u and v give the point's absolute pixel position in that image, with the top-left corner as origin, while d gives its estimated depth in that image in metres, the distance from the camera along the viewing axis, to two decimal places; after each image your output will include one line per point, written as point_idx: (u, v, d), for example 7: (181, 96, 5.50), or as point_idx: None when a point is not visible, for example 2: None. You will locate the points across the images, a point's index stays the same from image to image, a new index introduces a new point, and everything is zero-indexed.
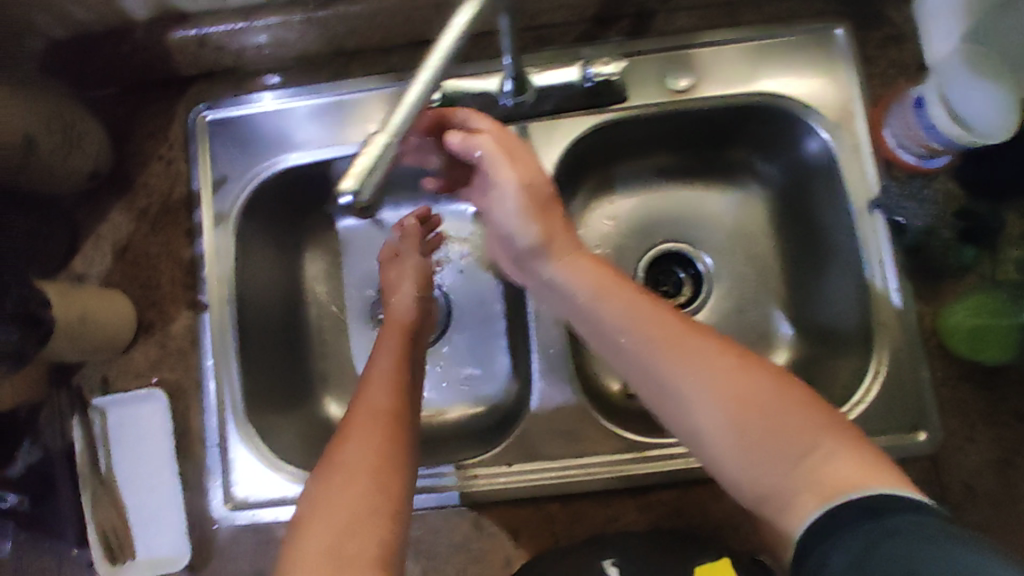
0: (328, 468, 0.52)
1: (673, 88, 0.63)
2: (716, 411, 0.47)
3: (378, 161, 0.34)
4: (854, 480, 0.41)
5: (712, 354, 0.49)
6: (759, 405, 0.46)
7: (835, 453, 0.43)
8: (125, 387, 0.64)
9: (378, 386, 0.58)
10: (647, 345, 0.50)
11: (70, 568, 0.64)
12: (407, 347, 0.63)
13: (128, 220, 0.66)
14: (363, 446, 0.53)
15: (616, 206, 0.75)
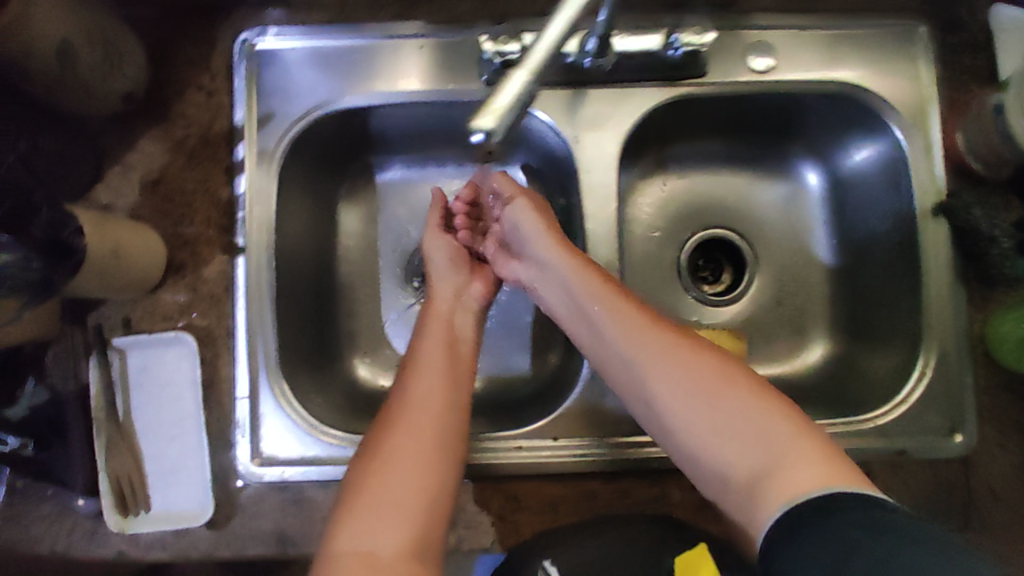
0: (367, 451, 0.53)
1: (755, 67, 0.62)
2: (693, 412, 0.50)
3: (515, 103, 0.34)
4: (820, 479, 0.44)
5: (692, 359, 0.52)
6: (728, 408, 0.49)
7: (804, 455, 0.46)
8: (150, 329, 0.60)
9: (418, 368, 0.57)
10: (628, 348, 0.54)
11: (73, 518, 0.60)
12: (451, 327, 0.61)
13: (161, 150, 0.62)
14: (397, 430, 0.53)
15: (667, 186, 0.74)
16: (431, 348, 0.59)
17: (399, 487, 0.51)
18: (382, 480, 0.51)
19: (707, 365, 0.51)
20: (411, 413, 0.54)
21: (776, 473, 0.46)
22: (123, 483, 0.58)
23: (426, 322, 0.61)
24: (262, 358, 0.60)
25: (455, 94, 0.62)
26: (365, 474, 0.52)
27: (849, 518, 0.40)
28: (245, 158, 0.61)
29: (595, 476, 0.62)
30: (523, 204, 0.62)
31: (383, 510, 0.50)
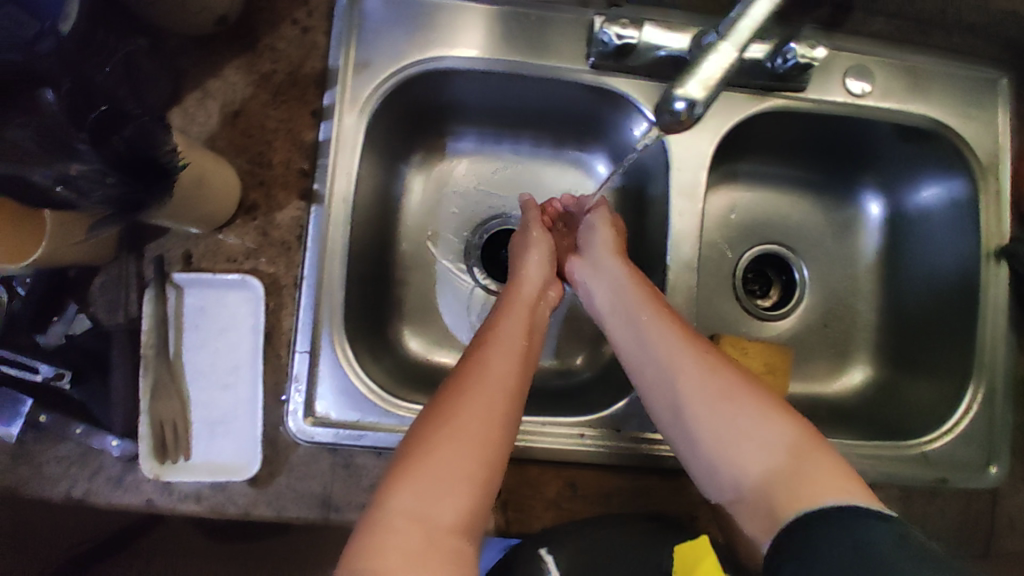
0: (434, 416, 0.48)
1: (850, 90, 0.63)
2: (714, 424, 0.49)
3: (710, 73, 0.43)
4: (833, 492, 0.44)
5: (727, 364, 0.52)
6: (746, 420, 0.48)
7: (817, 475, 0.45)
8: (213, 269, 0.56)
9: (500, 344, 0.54)
10: (664, 341, 0.53)
11: (98, 460, 0.54)
12: (532, 316, 0.59)
13: (245, 82, 0.58)
14: (476, 398, 0.49)
15: (736, 196, 0.73)
16: (514, 327, 0.56)
17: (469, 456, 0.46)
18: (452, 447, 0.46)
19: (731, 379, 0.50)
20: (494, 386, 0.50)
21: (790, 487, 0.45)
22: (167, 427, 0.54)
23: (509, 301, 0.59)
24: (327, 313, 0.56)
25: (558, 72, 0.61)
26: (427, 438, 0.47)
27: (850, 533, 0.41)
28: (335, 103, 0.58)
29: (655, 472, 0.60)
30: (602, 215, 0.64)
31: (445, 477, 0.45)
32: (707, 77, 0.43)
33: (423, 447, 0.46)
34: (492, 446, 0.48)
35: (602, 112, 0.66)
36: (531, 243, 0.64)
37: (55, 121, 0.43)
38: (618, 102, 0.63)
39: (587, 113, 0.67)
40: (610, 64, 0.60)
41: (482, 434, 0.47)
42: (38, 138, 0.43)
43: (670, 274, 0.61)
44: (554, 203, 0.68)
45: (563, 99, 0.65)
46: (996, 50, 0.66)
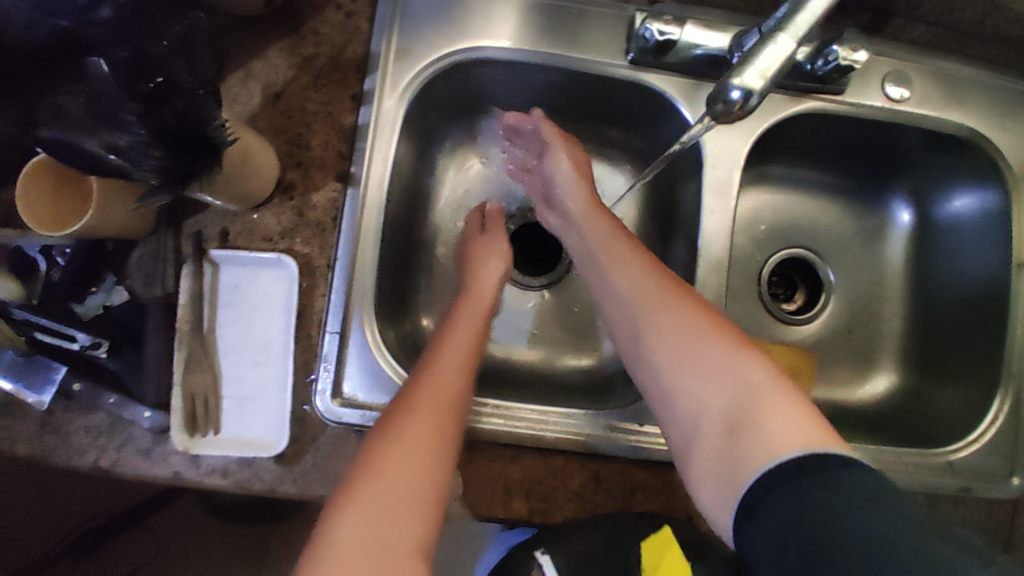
0: (380, 432, 0.46)
1: (888, 95, 0.63)
2: (679, 366, 0.47)
3: (769, 64, 0.43)
4: (793, 438, 0.40)
5: (692, 311, 0.49)
6: (711, 358, 0.46)
7: (786, 410, 0.41)
8: (248, 247, 0.57)
9: (444, 359, 0.52)
10: (635, 295, 0.52)
11: (127, 432, 0.55)
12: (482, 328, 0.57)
13: (288, 64, 0.59)
14: (425, 413, 0.47)
15: (764, 198, 0.73)
16: (466, 340, 0.55)
17: (414, 477, 0.44)
18: (400, 463, 0.44)
19: (699, 318, 0.48)
20: (445, 400, 0.48)
21: (757, 423, 0.42)
22: (197, 401, 0.55)
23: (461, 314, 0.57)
24: (358, 295, 0.57)
25: (595, 66, 0.61)
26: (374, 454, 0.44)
27: (827, 475, 0.37)
28: (375, 88, 0.58)
29: (678, 467, 0.59)
30: (561, 156, 0.62)
31: (391, 502, 0.42)
32: (764, 68, 0.43)
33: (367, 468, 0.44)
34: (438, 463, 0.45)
35: (636, 108, 0.66)
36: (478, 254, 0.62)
37: (105, 88, 0.44)
38: (654, 99, 0.63)
39: (621, 108, 0.67)
40: (648, 60, 0.61)
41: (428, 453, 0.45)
42: (94, 109, 0.44)
43: (700, 271, 0.61)
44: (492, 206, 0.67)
45: (598, 94, 0.65)
46: None
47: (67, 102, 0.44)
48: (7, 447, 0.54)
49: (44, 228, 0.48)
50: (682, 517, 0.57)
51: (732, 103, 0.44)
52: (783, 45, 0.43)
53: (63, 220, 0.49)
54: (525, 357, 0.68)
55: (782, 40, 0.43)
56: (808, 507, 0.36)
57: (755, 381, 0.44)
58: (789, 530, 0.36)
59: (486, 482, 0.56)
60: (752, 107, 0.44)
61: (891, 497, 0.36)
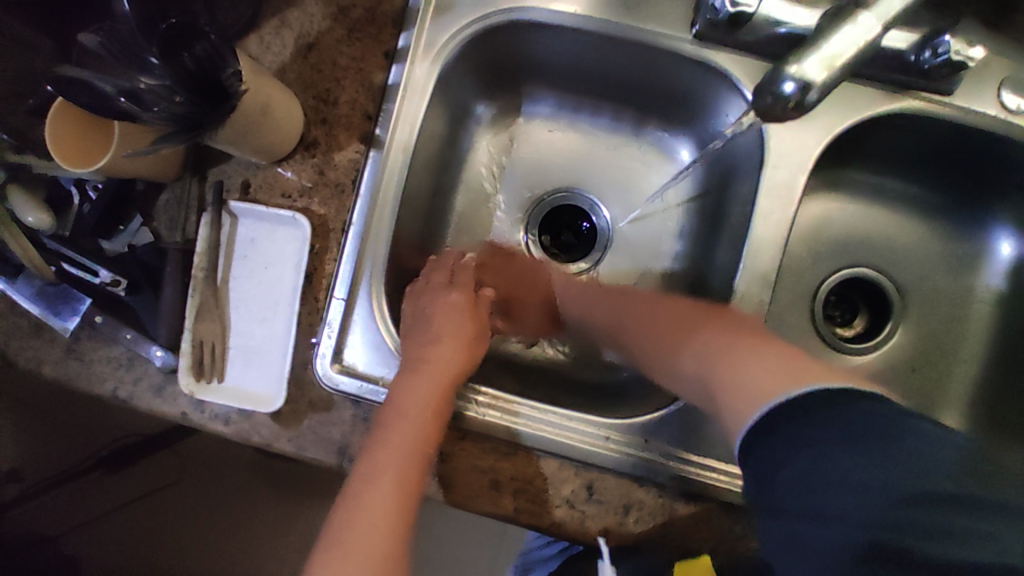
0: (363, 458, 0.49)
1: (1005, 104, 0.52)
2: (668, 350, 0.48)
3: (838, 53, 0.37)
4: (785, 381, 0.37)
5: (676, 322, 0.49)
6: (709, 339, 0.45)
7: (768, 362, 0.39)
8: (267, 202, 0.56)
9: (421, 367, 0.53)
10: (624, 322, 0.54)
11: (143, 367, 0.57)
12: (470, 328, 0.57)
13: (323, 13, 0.55)
14: (405, 438, 0.49)
15: (833, 207, 0.64)
16: (448, 357, 0.53)
17: (391, 490, 0.47)
18: (380, 496, 0.47)
19: (684, 313, 0.50)
20: (425, 421, 0.51)
21: (741, 375, 0.40)
22: (205, 350, 0.56)
23: (444, 322, 0.55)
24: (368, 263, 0.55)
25: (655, 38, 0.54)
26: (359, 482, 0.48)
27: (837, 414, 0.33)
28: (409, 47, 0.54)
29: (682, 492, 0.54)
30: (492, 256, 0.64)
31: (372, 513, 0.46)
32: (833, 55, 0.37)
33: (357, 482, 0.48)
34: (415, 472, 0.49)
35: (697, 90, 0.59)
36: (433, 297, 0.57)
37: (131, 30, 0.44)
38: (717, 82, 0.56)
39: (680, 89, 0.60)
40: (717, 34, 0.53)
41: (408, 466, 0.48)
42: (122, 50, 0.44)
43: (739, 283, 0.54)
44: (455, 266, 0.59)
45: (653, 71, 0.58)
46: None
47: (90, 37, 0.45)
48: (36, 366, 0.57)
49: (72, 164, 0.48)
50: (677, 544, 0.54)
51: (786, 97, 0.39)
52: (857, 32, 0.37)
53: (90, 158, 0.49)
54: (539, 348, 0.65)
55: (854, 28, 0.38)
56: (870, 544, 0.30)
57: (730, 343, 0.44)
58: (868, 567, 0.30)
59: (476, 473, 0.54)
60: (809, 102, 0.39)
61: (932, 473, 0.30)
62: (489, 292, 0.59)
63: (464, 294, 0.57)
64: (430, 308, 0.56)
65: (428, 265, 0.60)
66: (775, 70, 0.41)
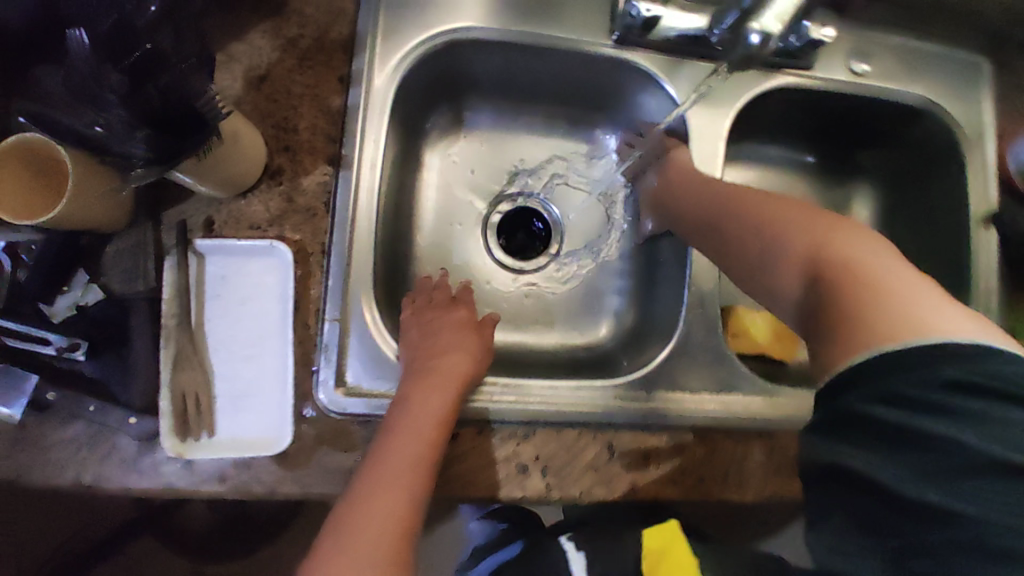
0: (365, 472, 0.49)
1: (852, 69, 0.66)
2: (791, 244, 0.46)
3: (783, 11, 0.54)
4: (941, 327, 0.36)
5: (817, 225, 0.45)
6: (850, 238, 0.43)
7: (933, 300, 0.38)
8: (236, 236, 0.54)
9: (426, 378, 0.54)
10: (729, 233, 0.51)
11: (110, 441, 0.51)
12: (474, 339, 0.60)
13: (271, 46, 0.56)
14: (409, 447, 0.50)
15: (738, 173, 0.76)
16: (455, 366, 0.56)
17: (393, 499, 0.48)
18: (381, 507, 0.47)
19: (828, 220, 0.45)
20: (430, 432, 0.51)
21: (885, 297, 0.38)
22: (189, 402, 0.51)
23: (449, 338, 0.58)
24: (358, 280, 0.55)
25: (580, 44, 0.62)
26: (362, 491, 0.48)
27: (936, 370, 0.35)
28: (364, 70, 0.57)
29: (688, 431, 0.59)
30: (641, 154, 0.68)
31: (374, 524, 0.47)
32: (780, 14, 0.54)
33: (360, 495, 0.48)
34: (417, 483, 0.49)
35: (620, 88, 0.68)
36: (430, 321, 0.59)
37: (84, 67, 0.40)
38: (638, 77, 0.65)
39: (605, 89, 0.68)
40: (633, 37, 0.62)
41: (409, 478, 0.49)
42: (76, 89, 0.41)
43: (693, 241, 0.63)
44: (440, 287, 0.63)
45: (583, 75, 0.66)
46: (985, 36, 0.69)
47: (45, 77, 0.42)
48: None
49: (12, 214, 0.45)
50: (693, 482, 0.58)
51: (752, 46, 0.55)
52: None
53: (32, 209, 0.46)
54: (524, 340, 0.69)
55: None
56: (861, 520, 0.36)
57: (834, 261, 0.42)
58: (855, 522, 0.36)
59: (500, 462, 0.55)
60: (769, 47, 0.56)
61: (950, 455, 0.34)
62: (490, 320, 0.63)
63: (460, 318, 0.61)
64: (436, 325, 0.59)
65: (418, 287, 0.64)
66: (740, 25, 0.57)
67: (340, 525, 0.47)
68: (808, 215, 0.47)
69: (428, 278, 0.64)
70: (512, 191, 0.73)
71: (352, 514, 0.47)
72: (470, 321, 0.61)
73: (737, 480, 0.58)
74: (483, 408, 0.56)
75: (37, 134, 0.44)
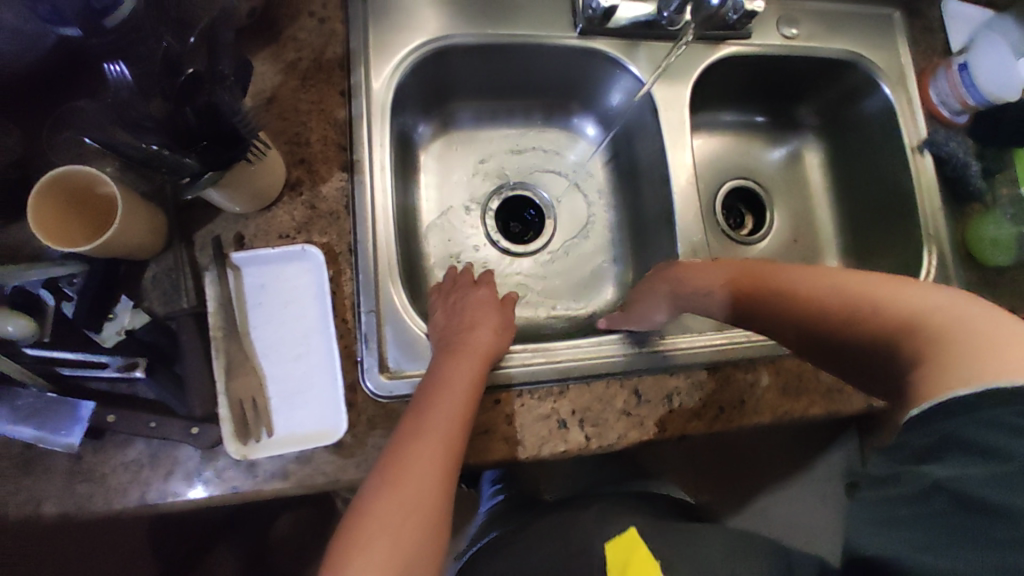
0: (405, 437, 0.53)
1: (784, 34, 0.75)
2: (844, 314, 0.50)
3: None
4: (1001, 370, 0.38)
5: (863, 291, 0.50)
6: (897, 297, 0.48)
7: (989, 339, 0.41)
8: (267, 246, 0.57)
9: (459, 350, 0.58)
10: (781, 307, 0.55)
11: (173, 456, 0.53)
12: (499, 315, 0.64)
13: (274, 71, 0.61)
14: (445, 411, 0.54)
15: (700, 143, 0.85)
16: (482, 337, 0.60)
17: (429, 460, 0.51)
18: (418, 469, 0.51)
19: (870, 286, 0.50)
20: (465, 398, 0.55)
21: (956, 355, 0.41)
22: (246, 406, 0.54)
23: (473, 314, 0.63)
24: (385, 272, 0.60)
25: (547, 39, 0.69)
26: (397, 460, 0.51)
27: (1018, 407, 0.35)
28: (361, 83, 0.62)
29: (703, 367, 0.64)
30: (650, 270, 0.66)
31: (412, 486, 0.50)
32: None
33: (398, 458, 0.52)
34: (452, 447, 0.53)
35: (589, 76, 0.75)
36: (456, 303, 0.64)
37: (127, 95, 0.46)
38: (603, 63, 0.72)
39: (576, 79, 0.75)
40: (595, 27, 0.69)
41: (444, 441, 0.52)
42: (117, 116, 0.46)
43: (678, 200, 0.69)
44: (461, 274, 0.68)
45: (554, 67, 0.73)
46: None
47: (92, 111, 0.48)
48: (34, 507, 0.50)
49: (44, 233, 0.45)
50: (715, 411, 0.63)
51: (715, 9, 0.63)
52: None
53: (65, 236, 0.47)
54: (538, 315, 0.74)
55: None
56: (897, 516, 0.36)
57: (913, 328, 0.45)
58: (898, 525, 0.35)
59: (541, 420, 0.59)
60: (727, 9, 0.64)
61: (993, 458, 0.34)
62: (512, 298, 0.68)
63: (485, 299, 0.65)
64: (462, 306, 0.64)
65: (444, 277, 0.69)
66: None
67: (381, 487, 0.50)
68: (857, 284, 0.51)
69: (451, 269, 0.69)
70: (504, 183, 0.79)
71: (393, 476, 0.51)
72: (495, 300, 0.66)
73: (755, 405, 0.64)
74: (516, 371, 0.61)
75: (88, 167, 0.47)
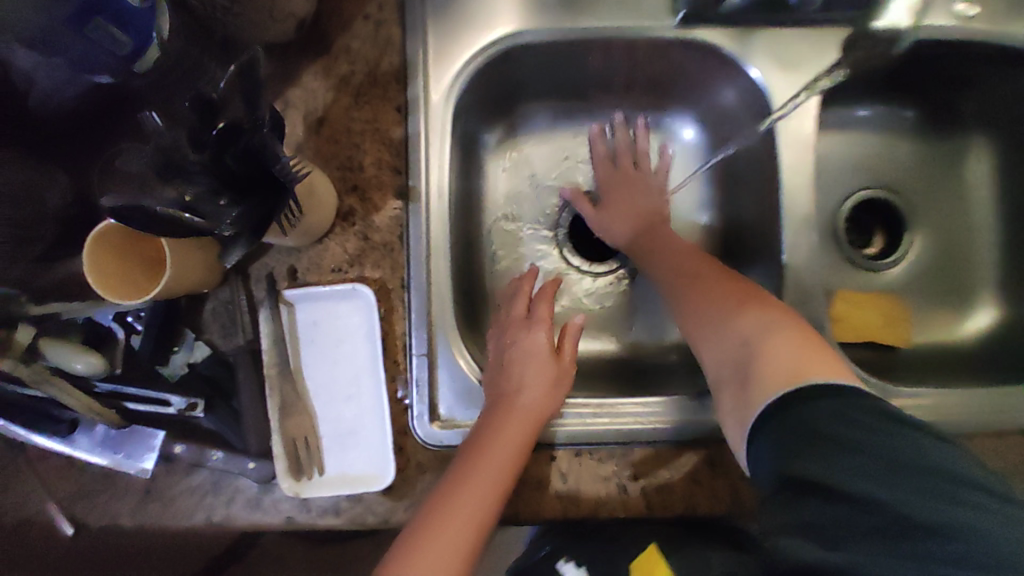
0: (446, 490, 0.49)
1: (957, 11, 0.58)
2: (707, 318, 0.52)
3: None
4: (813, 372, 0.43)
5: (732, 290, 0.53)
6: (761, 306, 0.50)
7: (797, 348, 0.45)
8: (319, 282, 0.55)
9: (510, 398, 0.53)
10: (673, 289, 0.56)
11: (234, 484, 0.55)
12: (561, 362, 0.57)
13: (326, 87, 0.56)
14: (491, 470, 0.50)
15: (822, 144, 0.70)
16: (538, 387, 0.54)
17: (465, 520, 0.47)
18: (454, 529, 0.47)
19: (735, 286, 0.53)
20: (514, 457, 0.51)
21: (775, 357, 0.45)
22: (298, 445, 0.54)
23: (527, 358, 0.56)
24: (439, 312, 0.55)
25: (640, 31, 0.57)
26: (431, 521, 0.47)
27: (863, 411, 0.39)
28: (419, 98, 0.55)
29: None
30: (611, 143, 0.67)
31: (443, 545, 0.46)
32: None
33: (435, 513, 0.48)
34: (492, 509, 0.49)
35: (685, 71, 0.62)
36: (511, 341, 0.57)
37: (168, 139, 0.41)
38: (706, 56, 0.59)
39: (670, 74, 0.63)
40: (699, 14, 0.56)
41: (483, 500, 0.48)
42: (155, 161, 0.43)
43: (786, 231, 0.57)
44: (521, 301, 0.60)
45: (644, 60, 0.61)
46: None
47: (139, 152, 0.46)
48: (115, 520, 0.55)
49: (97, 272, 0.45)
50: None
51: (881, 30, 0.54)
52: None
53: (122, 278, 0.47)
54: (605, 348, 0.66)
55: None
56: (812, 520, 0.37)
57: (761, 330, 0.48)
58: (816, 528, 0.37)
59: (598, 482, 0.55)
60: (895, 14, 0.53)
61: (890, 460, 0.37)
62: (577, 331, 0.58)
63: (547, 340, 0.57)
64: (517, 348, 0.57)
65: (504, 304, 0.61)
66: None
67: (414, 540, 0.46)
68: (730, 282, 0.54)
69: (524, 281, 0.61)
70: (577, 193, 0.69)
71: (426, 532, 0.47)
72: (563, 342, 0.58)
73: None
74: (573, 430, 0.55)
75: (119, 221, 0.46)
